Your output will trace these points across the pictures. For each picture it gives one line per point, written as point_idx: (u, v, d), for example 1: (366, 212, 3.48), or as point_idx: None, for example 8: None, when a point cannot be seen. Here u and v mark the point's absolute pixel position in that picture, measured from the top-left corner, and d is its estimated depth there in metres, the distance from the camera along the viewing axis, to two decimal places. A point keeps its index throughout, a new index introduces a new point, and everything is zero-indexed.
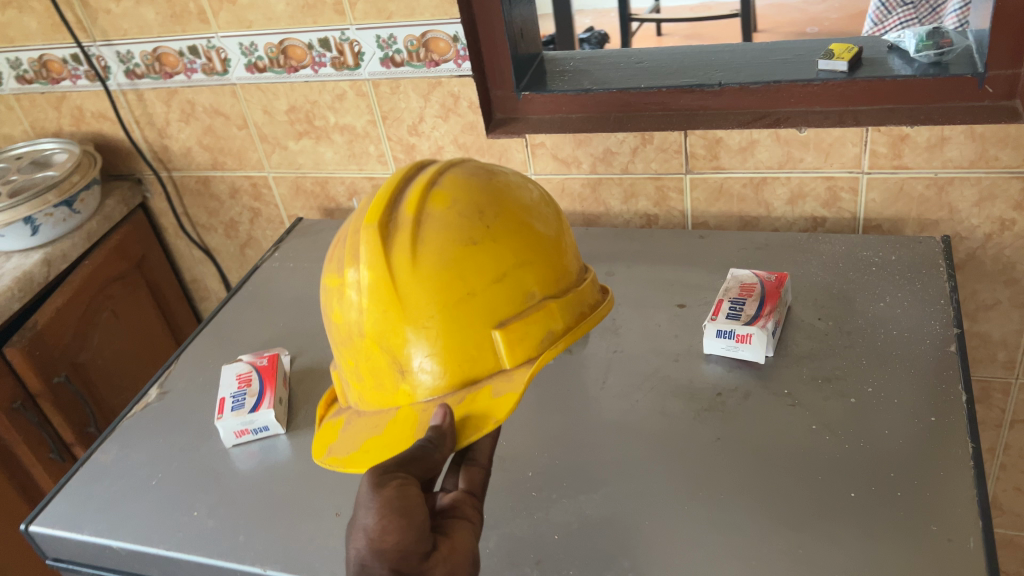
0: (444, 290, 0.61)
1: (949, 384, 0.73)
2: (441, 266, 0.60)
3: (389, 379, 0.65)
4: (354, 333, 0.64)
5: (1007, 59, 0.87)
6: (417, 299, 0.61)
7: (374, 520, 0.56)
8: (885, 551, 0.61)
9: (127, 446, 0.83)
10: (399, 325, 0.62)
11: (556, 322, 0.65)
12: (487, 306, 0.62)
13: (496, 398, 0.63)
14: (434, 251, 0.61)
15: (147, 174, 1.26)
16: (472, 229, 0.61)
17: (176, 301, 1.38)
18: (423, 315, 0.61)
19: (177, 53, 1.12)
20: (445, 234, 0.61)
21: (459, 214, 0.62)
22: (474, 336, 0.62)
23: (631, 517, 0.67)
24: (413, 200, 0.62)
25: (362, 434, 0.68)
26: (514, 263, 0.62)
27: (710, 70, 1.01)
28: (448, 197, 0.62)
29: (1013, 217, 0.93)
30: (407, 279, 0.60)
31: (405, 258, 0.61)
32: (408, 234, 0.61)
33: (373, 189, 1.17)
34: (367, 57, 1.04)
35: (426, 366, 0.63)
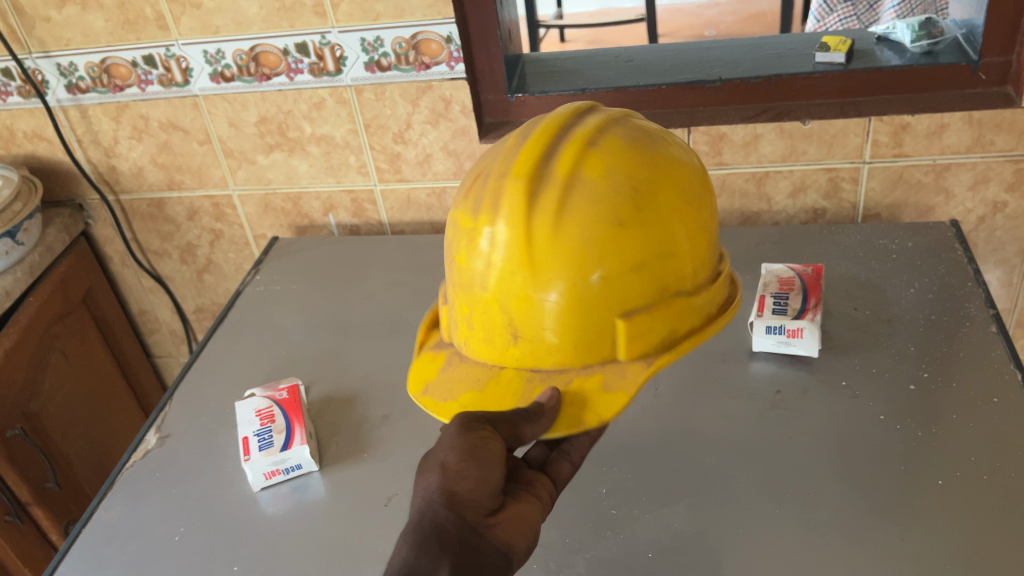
0: (573, 270, 0.53)
1: (999, 365, 0.74)
2: (582, 242, 0.52)
3: (496, 341, 0.58)
4: (479, 292, 0.56)
5: (1000, 46, 0.90)
6: (552, 276, 0.53)
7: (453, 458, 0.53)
8: (989, 534, 0.60)
9: (136, 501, 0.73)
10: (511, 291, 0.54)
11: (680, 323, 0.58)
12: (616, 293, 0.54)
13: (606, 394, 0.57)
14: (587, 228, 0.52)
15: (91, 199, 1.15)
16: (621, 207, 0.52)
17: (123, 335, 1.26)
18: (549, 293, 0.54)
19: (129, 64, 1.01)
20: (597, 207, 0.52)
21: (615, 184, 0.52)
22: (591, 321, 0.55)
23: (723, 527, 0.64)
24: (569, 156, 0.53)
25: (460, 383, 0.61)
26: (656, 250, 0.54)
27: (706, 67, 1.01)
28: (609, 156, 0.53)
29: (1005, 199, 0.96)
30: (545, 252, 0.52)
31: (551, 227, 0.52)
32: (556, 197, 0.52)
33: (351, 203, 1.11)
34: (350, 62, 0.98)
35: (539, 338, 0.56)
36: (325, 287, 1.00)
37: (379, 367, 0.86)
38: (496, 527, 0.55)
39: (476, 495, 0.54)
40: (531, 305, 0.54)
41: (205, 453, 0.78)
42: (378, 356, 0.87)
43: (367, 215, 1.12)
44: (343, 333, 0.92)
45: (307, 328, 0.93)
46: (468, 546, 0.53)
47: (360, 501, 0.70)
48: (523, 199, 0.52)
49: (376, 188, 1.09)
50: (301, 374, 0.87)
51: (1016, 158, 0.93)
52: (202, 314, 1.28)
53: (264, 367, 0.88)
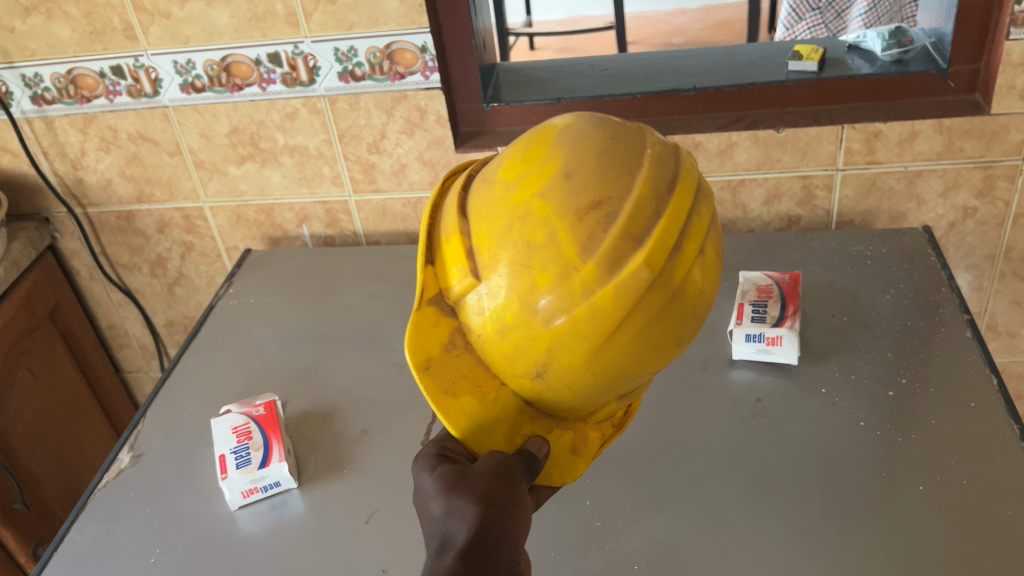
0: (628, 370, 0.46)
1: (975, 369, 0.75)
2: (654, 346, 0.46)
3: (514, 372, 0.48)
4: (527, 320, 0.45)
5: (969, 55, 0.91)
6: (615, 366, 0.46)
7: (512, 498, 0.48)
8: (971, 539, 0.61)
9: (109, 523, 0.72)
10: (570, 363, 0.46)
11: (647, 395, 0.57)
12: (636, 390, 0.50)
13: (573, 456, 0.55)
14: (663, 336, 0.46)
15: (57, 212, 1.12)
16: (695, 325, 0.47)
17: (92, 351, 1.24)
18: (604, 378, 0.47)
19: (97, 75, 0.99)
20: (680, 321, 0.46)
21: (703, 305, 0.46)
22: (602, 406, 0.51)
23: (709, 537, 0.64)
24: (690, 259, 0.44)
25: (466, 376, 0.50)
26: None
27: (681, 76, 1.02)
28: (712, 275, 0.46)
29: (975, 205, 0.98)
30: (620, 341, 0.45)
31: (635, 326, 0.44)
32: (658, 301, 0.44)
33: (325, 214, 1.10)
34: (323, 72, 0.97)
35: (553, 395, 0.49)
36: (300, 299, 0.99)
37: (357, 381, 0.84)
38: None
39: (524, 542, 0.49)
40: (580, 379, 0.47)
41: (180, 472, 0.76)
42: (356, 369, 0.86)
43: (341, 225, 1.11)
44: (320, 347, 0.90)
45: (282, 341, 0.92)
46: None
47: (340, 518, 0.69)
48: (635, 288, 0.43)
49: (351, 199, 1.08)
50: (277, 388, 0.85)
51: (985, 164, 0.94)
52: (173, 328, 1.25)
53: (240, 382, 0.87)
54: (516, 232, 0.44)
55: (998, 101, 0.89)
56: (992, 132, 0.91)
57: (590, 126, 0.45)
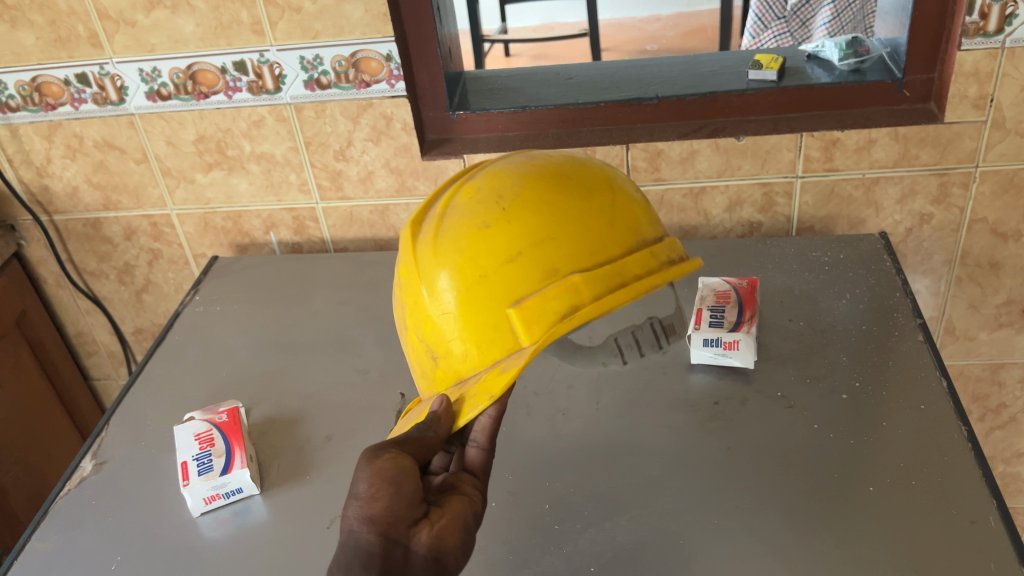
0: (455, 277, 0.59)
1: (926, 372, 0.77)
2: (452, 250, 0.59)
3: (430, 368, 0.66)
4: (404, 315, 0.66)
5: (923, 64, 0.93)
6: (432, 286, 0.61)
7: (366, 487, 0.56)
8: (919, 538, 0.62)
9: (70, 531, 0.72)
10: (427, 309, 0.62)
11: (585, 297, 0.57)
12: (502, 287, 0.58)
13: (503, 375, 0.58)
14: (453, 240, 0.60)
15: (23, 219, 1.12)
16: (489, 212, 0.59)
17: (59, 358, 1.23)
18: (436, 300, 0.61)
19: (62, 82, 0.99)
20: (465, 218, 0.60)
21: (481, 199, 0.60)
22: (485, 318, 0.59)
23: (664, 538, 0.65)
24: (448, 196, 0.63)
25: (410, 413, 0.70)
26: (532, 240, 0.58)
27: (644, 85, 1.03)
28: (480, 184, 0.61)
29: (931, 211, 1.00)
30: (428, 270, 0.61)
31: (427, 254, 0.61)
32: (433, 228, 0.61)
33: (293, 221, 1.10)
34: (289, 80, 0.97)
35: (447, 353, 0.62)
36: (267, 306, 0.99)
37: (323, 387, 0.85)
38: (425, 528, 0.57)
39: (394, 513, 0.56)
40: (434, 319, 0.61)
41: (143, 479, 0.76)
42: (321, 375, 0.87)
43: (309, 232, 1.11)
44: (287, 352, 0.91)
45: (248, 349, 0.92)
46: (393, 560, 0.55)
47: (302, 524, 0.70)
48: (411, 238, 0.63)
49: (318, 206, 1.08)
50: (242, 395, 0.85)
51: (940, 171, 0.96)
52: (142, 335, 1.25)
53: (204, 390, 0.87)
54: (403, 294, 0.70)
55: (951, 110, 0.91)
56: (946, 140, 0.94)
57: None
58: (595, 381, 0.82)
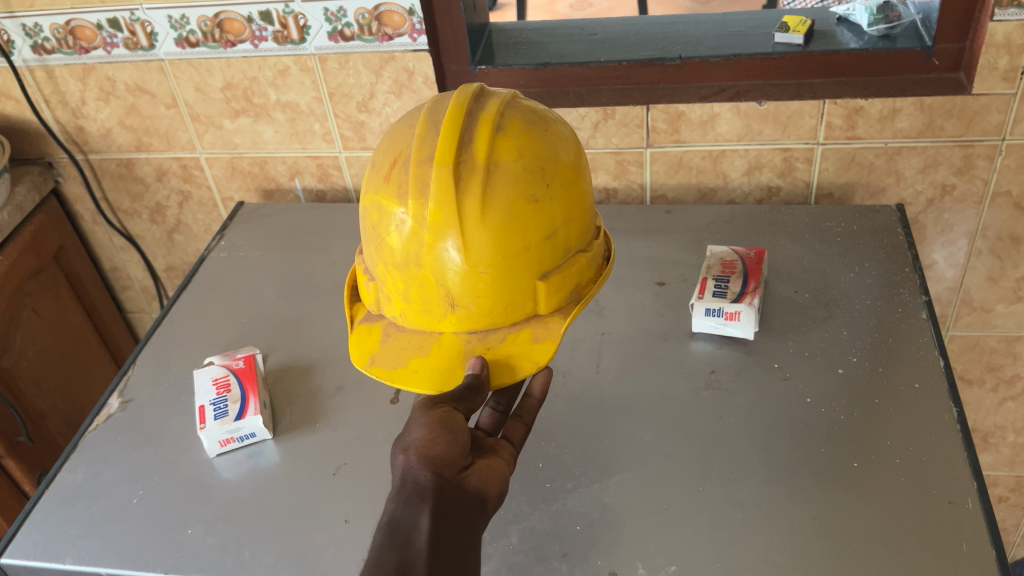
0: (504, 243, 0.60)
1: (925, 351, 0.78)
2: (504, 216, 0.59)
3: (434, 309, 0.64)
4: (409, 262, 0.62)
5: (954, 34, 0.91)
6: (476, 248, 0.60)
7: (423, 433, 0.59)
8: (895, 516, 0.64)
9: (97, 465, 0.77)
10: (456, 265, 0.60)
11: (582, 275, 0.67)
12: (539, 260, 0.63)
13: (536, 344, 0.65)
14: (505, 206, 0.59)
15: (60, 157, 1.16)
16: (537, 183, 0.60)
17: (95, 291, 1.28)
18: (477, 262, 0.60)
19: (95, 27, 1.01)
20: (515, 183, 0.59)
21: (530, 165, 0.60)
22: (520, 286, 0.63)
23: (650, 502, 0.68)
24: (483, 141, 0.59)
25: (406, 350, 0.67)
26: (564, 221, 0.63)
27: (668, 45, 1.03)
28: (518, 142, 0.60)
29: (954, 182, 0.98)
30: (475, 228, 0.59)
31: (472, 211, 0.59)
32: (478, 183, 0.58)
33: (317, 169, 1.12)
34: (313, 31, 0.98)
35: (473, 307, 0.63)
36: (288, 255, 1.02)
37: (336, 337, 0.88)
38: (472, 476, 0.61)
39: (450, 456, 0.59)
40: (471, 277, 0.61)
41: (166, 418, 0.81)
42: (335, 326, 0.90)
43: (332, 180, 1.13)
44: (305, 301, 0.95)
45: (269, 295, 0.96)
46: (448, 497, 0.58)
47: (310, 470, 0.74)
48: (445, 188, 0.58)
49: (341, 155, 1.10)
50: (261, 341, 0.89)
51: (964, 143, 0.95)
52: (173, 272, 1.30)
53: (225, 335, 0.91)
54: (368, 227, 0.64)
55: (980, 82, 0.89)
56: (972, 112, 0.92)
57: (397, 135, 0.63)
58: (597, 344, 0.84)
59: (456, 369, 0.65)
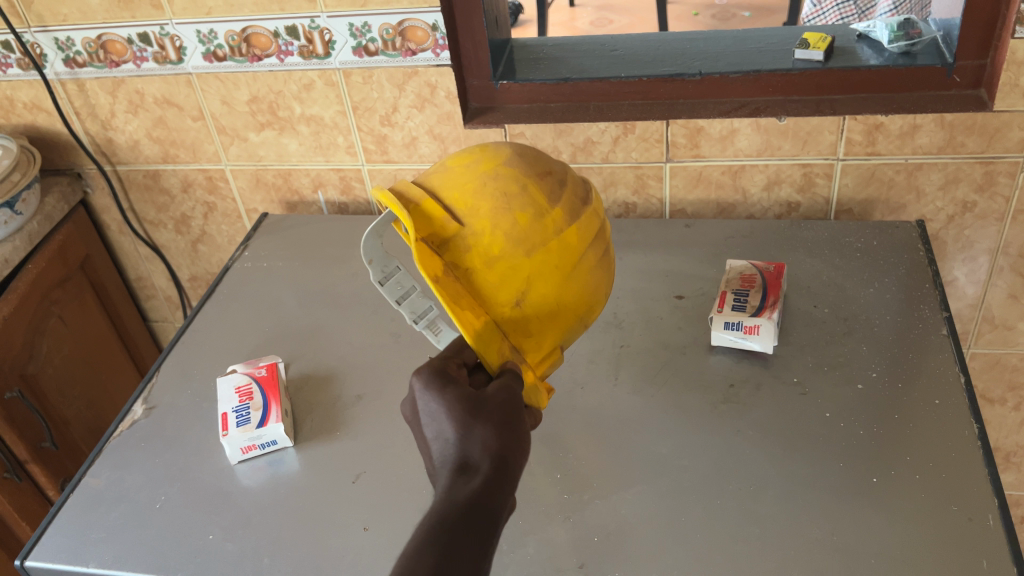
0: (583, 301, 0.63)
1: (945, 367, 0.78)
2: (593, 291, 0.64)
3: (506, 294, 0.59)
4: (523, 244, 0.58)
5: (975, 51, 0.90)
6: (572, 286, 0.62)
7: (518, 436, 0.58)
8: (914, 532, 0.64)
9: (121, 470, 0.78)
10: (554, 281, 0.60)
11: None
12: (575, 335, 0.66)
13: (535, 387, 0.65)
14: (598, 285, 0.64)
15: (89, 169, 1.18)
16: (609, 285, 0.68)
17: (120, 300, 1.31)
18: (566, 297, 0.61)
19: (125, 41, 1.04)
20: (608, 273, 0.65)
21: (614, 272, 0.67)
22: (558, 340, 0.64)
23: (667, 514, 0.68)
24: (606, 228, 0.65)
25: (464, 299, 0.58)
26: None
27: (688, 61, 1.03)
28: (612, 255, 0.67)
29: (975, 199, 0.98)
30: (580, 276, 0.62)
31: (587, 261, 0.62)
32: (597, 249, 0.63)
33: (340, 181, 1.14)
34: (338, 46, 1.00)
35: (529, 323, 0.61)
36: (310, 265, 1.04)
37: (357, 347, 0.90)
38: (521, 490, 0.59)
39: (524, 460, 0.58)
40: (552, 302, 0.61)
41: (189, 425, 0.82)
42: (356, 336, 0.91)
43: (355, 193, 1.15)
44: (326, 310, 0.96)
45: (292, 304, 0.97)
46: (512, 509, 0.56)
47: (329, 478, 0.75)
48: (588, 230, 0.61)
49: (364, 168, 1.12)
50: (282, 350, 0.91)
51: (985, 160, 0.95)
52: (197, 282, 1.32)
53: (247, 343, 0.92)
54: (495, 188, 0.58)
55: (1001, 99, 0.89)
56: (993, 129, 0.92)
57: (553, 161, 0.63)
58: (615, 357, 0.84)
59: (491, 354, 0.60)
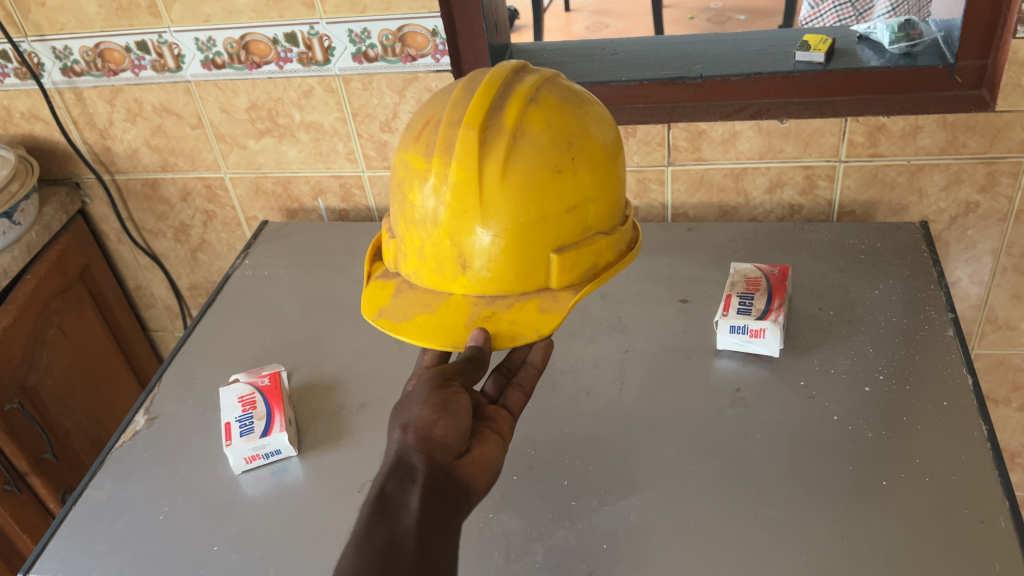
0: (524, 208, 0.59)
1: (952, 368, 0.77)
2: (526, 185, 0.58)
3: (446, 268, 0.63)
4: (424, 218, 0.61)
5: (976, 52, 0.90)
6: (492, 216, 0.59)
7: (426, 413, 0.60)
8: (925, 535, 0.64)
9: (124, 481, 0.77)
10: (470, 226, 0.59)
11: (600, 258, 0.65)
12: (555, 234, 0.61)
13: (543, 314, 0.63)
14: (529, 174, 0.58)
15: (87, 178, 1.18)
16: (563, 153, 0.58)
17: (120, 310, 1.30)
18: (494, 224, 0.59)
19: (123, 49, 1.03)
20: (539, 154, 0.58)
21: (555, 135, 0.58)
22: (532, 256, 0.61)
23: (675, 519, 0.67)
24: (512, 110, 0.58)
25: (416, 306, 0.66)
26: (586, 197, 0.61)
27: (689, 64, 1.03)
28: (549, 114, 0.58)
29: (977, 200, 0.98)
30: (492, 193, 0.58)
31: (494, 172, 0.57)
32: (501, 149, 0.57)
33: (340, 187, 1.14)
34: (337, 52, 0.99)
35: (484, 267, 0.61)
36: (311, 273, 1.03)
37: (360, 354, 0.89)
38: (467, 464, 0.62)
39: (447, 440, 0.60)
40: (486, 239, 0.60)
41: (192, 434, 0.82)
42: (358, 343, 0.91)
43: (355, 200, 1.15)
44: (329, 318, 0.95)
45: (294, 312, 0.97)
46: (439, 481, 0.59)
47: (334, 487, 0.74)
48: (466, 149, 0.57)
49: (364, 174, 1.11)
50: (285, 358, 0.90)
51: (988, 160, 0.94)
52: (196, 291, 1.31)
53: (250, 352, 0.91)
54: (396, 186, 0.63)
55: (1003, 99, 0.89)
56: (995, 129, 0.92)
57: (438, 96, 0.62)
58: (620, 362, 0.84)
59: (463, 330, 0.64)
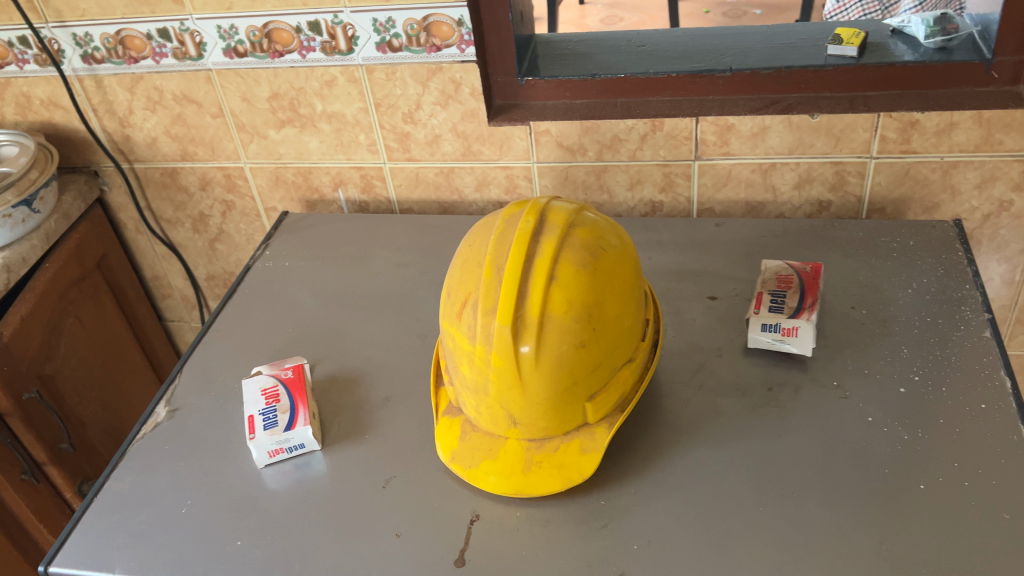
0: (561, 381, 0.65)
1: (990, 370, 0.76)
2: (559, 362, 0.64)
3: (496, 419, 0.70)
4: (473, 378, 0.68)
5: (1015, 46, 0.88)
6: (532, 385, 0.65)
7: None
8: (965, 540, 0.62)
9: (146, 474, 0.76)
10: (513, 391, 0.66)
11: (628, 387, 0.72)
12: (589, 388, 0.68)
13: (583, 456, 0.70)
14: (562, 353, 0.64)
15: (106, 166, 1.17)
16: (587, 323, 0.64)
17: (136, 299, 1.29)
18: (534, 391, 0.66)
19: (144, 36, 1.02)
20: (568, 334, 0.64)
21: (582, 314, 0.64)
22: (571, 408, 0.68)
23: (708, 521, 0.66)
24: (538, 293, 0.63)
25: (474, 445, 0.72)
26: (612, 348, 0.68)
27: (717, 57, 1.01)
28: (572, 293, 0.64)
29: (1011, 198, 0.96)
30: (531, 374, 0.65)
31: (529, 360, 0.64)
32: (535, 338, 0.63)
33: (360, 179, 1.12)
34: (362, 41, 0.98)
35: (529, 425, 0.69)
36: (332, 264, 1.02)
37: (383, 348, 0.88)
38: None
39: None
40: (531, 408, 0.67)
41: (214, 427, 0.81)
42: (381, 337, 0.89)
43: (376, 191, 1.13)
44: (351, 311, 0.94)
45: (315, 305, 0.96)
46: None
47: (359, 482, 0.73)
48: (507, 349, 0.64)
49: (385, 166, 1.10)
50: (307, 351, 0.89)
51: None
52: (214, 281, 1.31)
53: (271, 345, 0.90)
54: (446, 336, 0.70)
55: None
56: None
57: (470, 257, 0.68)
58: None
59: (519, 475, 0.69)
